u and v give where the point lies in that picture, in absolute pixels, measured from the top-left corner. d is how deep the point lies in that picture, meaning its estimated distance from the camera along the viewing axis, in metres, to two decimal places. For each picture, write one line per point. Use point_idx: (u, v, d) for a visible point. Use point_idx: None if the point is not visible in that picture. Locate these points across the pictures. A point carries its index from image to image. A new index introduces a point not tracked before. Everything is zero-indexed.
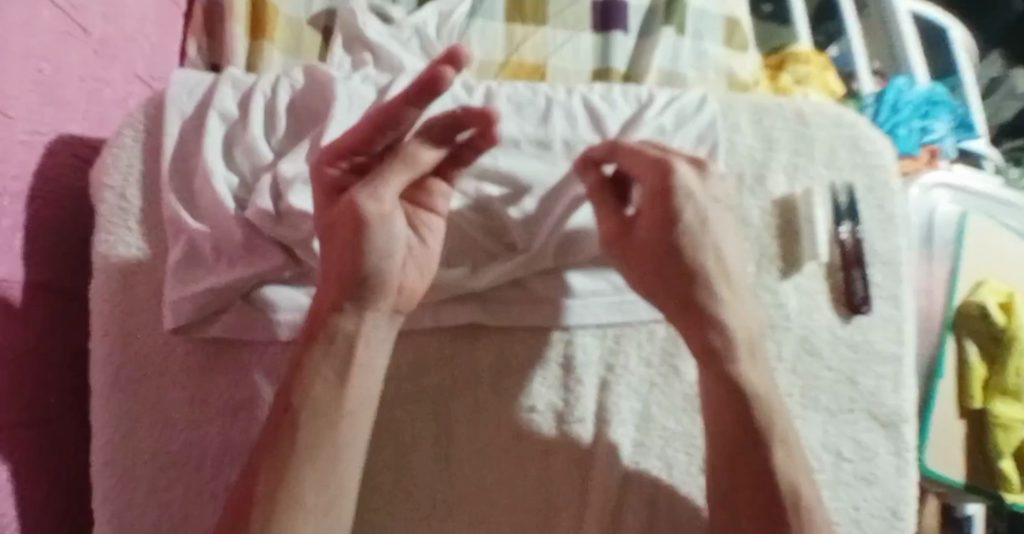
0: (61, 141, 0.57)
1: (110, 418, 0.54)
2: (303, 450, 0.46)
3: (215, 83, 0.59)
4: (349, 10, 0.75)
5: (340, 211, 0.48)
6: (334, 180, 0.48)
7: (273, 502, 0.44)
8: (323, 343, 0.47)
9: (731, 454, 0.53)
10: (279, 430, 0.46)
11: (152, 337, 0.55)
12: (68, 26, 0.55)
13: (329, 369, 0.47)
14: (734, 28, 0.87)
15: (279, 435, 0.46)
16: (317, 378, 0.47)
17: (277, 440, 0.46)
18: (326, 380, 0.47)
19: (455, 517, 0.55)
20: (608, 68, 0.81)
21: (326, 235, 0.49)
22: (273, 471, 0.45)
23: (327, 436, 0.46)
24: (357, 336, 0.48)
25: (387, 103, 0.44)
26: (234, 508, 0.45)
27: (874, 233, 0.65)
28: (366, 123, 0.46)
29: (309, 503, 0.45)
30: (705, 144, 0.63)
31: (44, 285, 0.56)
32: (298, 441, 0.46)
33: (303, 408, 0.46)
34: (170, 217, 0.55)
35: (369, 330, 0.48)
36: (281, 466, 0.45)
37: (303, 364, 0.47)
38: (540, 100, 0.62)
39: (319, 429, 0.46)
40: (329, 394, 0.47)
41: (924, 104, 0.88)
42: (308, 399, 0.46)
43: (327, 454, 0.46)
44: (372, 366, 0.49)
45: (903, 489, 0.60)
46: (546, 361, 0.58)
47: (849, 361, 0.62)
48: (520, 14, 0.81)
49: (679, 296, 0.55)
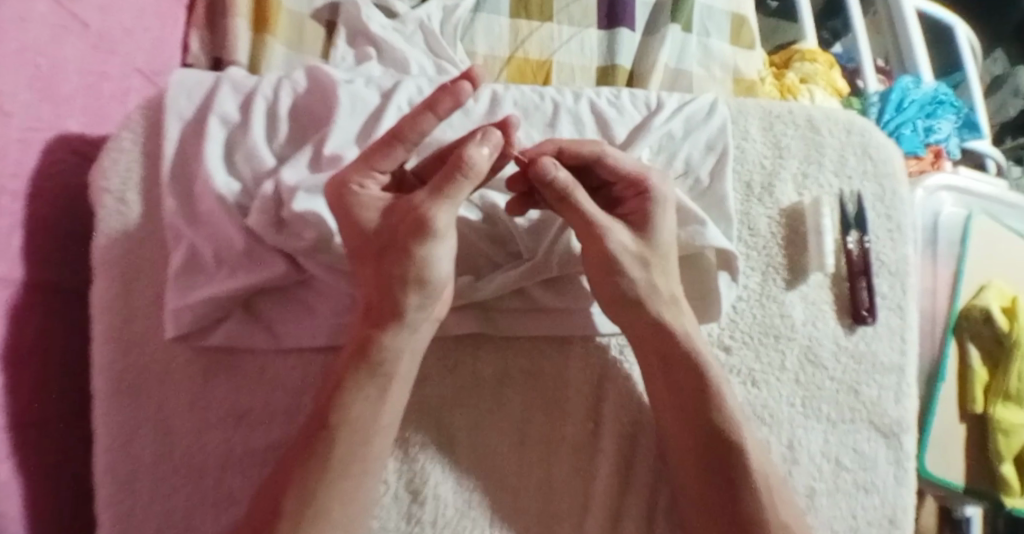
0: (60, 139, 0.55)
1: (111, 425, 0.53)
2: (333, 460, 0.48)
3: (216, 84, 0.58)
4: (353, 5, 0.73)
5: (386, 230, 0.50)
6: (362, 198, 0.51)
7: (304, 506, 0.46)
8: (369, 365, 0.50)
9: (723, 457, 0.54)
10: (315, 444, 0.48)
11: (153, 344, 0.55)
12: (64, 19, 0.53)
13: (372, 387, 0.50)
14: (742, 24, 0.85)
15: (315, 444, 0.48)
16: (357, 399, 0.49)
17: (310, 454, 0.48)
18: (367, 398, 0.50)
19: (458, 524, 0.54)
20: (614, 65, 0.80)
21: (361, 253, 0.51)
22: (303, 490, 0.47)
23: (361, 452, 0.49)
24: (402, 352, 0.51)
25: (405, 117, 0.50)
26: (257, 515, 0.47)
27: (882, 243, 0.64)
28: (384, 142, 0.51)
29: (336, 514, 0.48)
30: (715, 148, 0.62)
31: (44, 286, 0.55)
32: (332, 457, 0.48)
33: (336, 419, 0.49)
34: (170, 223, 0.54)
35: (413, 342, 0.52)
36: (310, 489, 0.47)
37: (344, 385, 0.50)
38: (547, 105, 0.61)
39: (354, 443, 0.49)
40: (367, 413, 0.50)
41: (930, 104, 0.86)
42: (346, 418, 0.49)
43: (354, 465, 0.49)
44: (411, 380, 0.52)
45: (903, 497, 0.60)
46: (548, 371, 0.59)
47: (852, 372, 0.62)
48: (526, 8, 0.80)
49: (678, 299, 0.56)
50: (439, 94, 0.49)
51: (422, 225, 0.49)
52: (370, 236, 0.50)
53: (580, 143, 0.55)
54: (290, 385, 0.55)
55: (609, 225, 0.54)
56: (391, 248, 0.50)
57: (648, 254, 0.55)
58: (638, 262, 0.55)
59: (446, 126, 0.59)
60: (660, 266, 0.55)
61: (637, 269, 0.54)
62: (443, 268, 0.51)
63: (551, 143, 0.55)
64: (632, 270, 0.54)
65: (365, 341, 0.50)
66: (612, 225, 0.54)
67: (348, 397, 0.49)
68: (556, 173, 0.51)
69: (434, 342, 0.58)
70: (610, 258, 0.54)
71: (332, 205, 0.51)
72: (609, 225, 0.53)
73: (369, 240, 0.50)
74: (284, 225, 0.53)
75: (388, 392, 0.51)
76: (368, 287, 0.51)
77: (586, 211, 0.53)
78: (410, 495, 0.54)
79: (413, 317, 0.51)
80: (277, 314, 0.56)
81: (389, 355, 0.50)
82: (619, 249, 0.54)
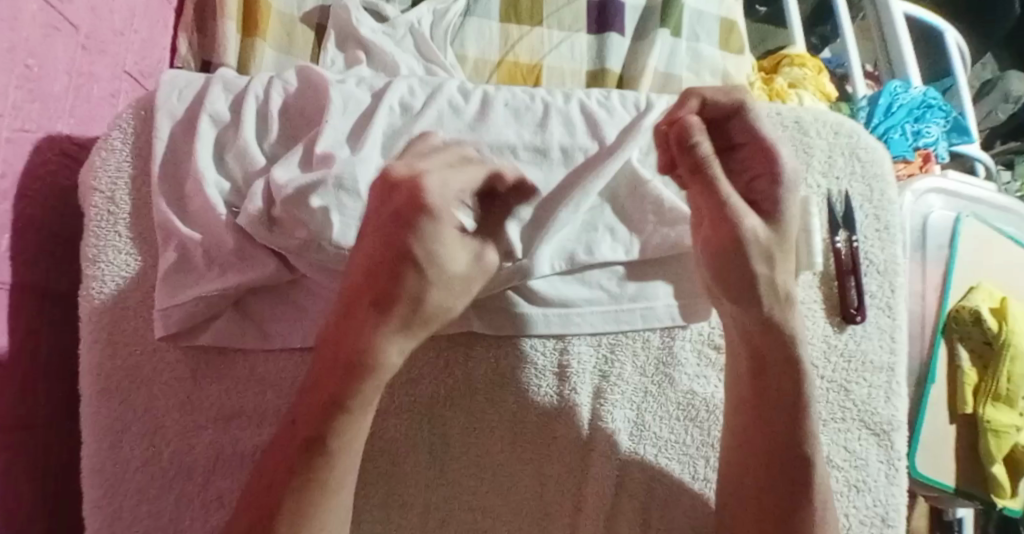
0: (49, 140, 0.55)
1: (99, 428, 0.53)
2: (328, 479, 0.47)
3: (207, 84, 0.58)
4: (343, 7, 0.74)
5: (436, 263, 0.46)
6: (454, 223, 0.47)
7: (298, 517, 0.46)
8: (350, 370, 0.47)
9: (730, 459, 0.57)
10: (300, 458, 0.47)
11: (141, 344, 0.54)
12: (53, 20, 0.53)
13: (358, 400, 0.48)
14: (731, 29, 0.87)
15: (305, 465, 0.46)
16: (355, 420, 0.48)
17: (297, 469, 0.46)
18: (354, 409, 0.48)
19: (451, 522, 0.56)
20: (604, 69, 0.81)
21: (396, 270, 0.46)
22: (296, 508, 0.46)
23: (346, 461, 0.48)
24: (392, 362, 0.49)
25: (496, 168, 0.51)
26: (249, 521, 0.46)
27: (870, 243, 0.65)
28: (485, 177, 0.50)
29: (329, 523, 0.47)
30: (653, 153, 0.63)
31: (31, 287, 0.55)
32: (325, 473, 0.47)
33: (328, 439, 0.47)
34: (161, 223, 0.54)
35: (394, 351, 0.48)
36: (303, 505, 0.46)
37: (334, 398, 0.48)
38: (538, 106, 0.61)
39: (349, 459, 0.48)
40: (352, 422, 0.48)
41: (918, 108, 0.87)
42: (332, 433, 0.47)
43: (345, 474, 0.48)
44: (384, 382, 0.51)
45: (894, 497, 0.61)
46: (540, 368, 0.58)
47: (843, 371, 0.62)
48: (516, 13, 0.80)
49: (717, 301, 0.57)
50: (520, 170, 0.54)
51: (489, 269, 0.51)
52: (400, 241, 0.46)
53: (720, 94, 0.54)
54: (279, 385, 0.55)
55: (743, 211, 0.53)
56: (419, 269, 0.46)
57: (774, 246, 0.55)
58: (763, 254, 0.54)
59: (424, 113, 0.59)
60: (782, 258, 0.56)
61: (762, 262, 0.54)
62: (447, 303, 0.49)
63: (695, 94, 0.54)
64: (757, 263, 0.54)
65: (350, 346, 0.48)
66: (745, 210, 0.53)
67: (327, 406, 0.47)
68: (698, 139, 0.51)
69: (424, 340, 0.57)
70: (726, 234, 0.53)
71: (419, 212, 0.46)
72: (740, 207, 0.53)
73: (393, 250, 0.46)
74: (275, 223, 0.52)
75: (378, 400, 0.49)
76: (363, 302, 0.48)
77: (720, 189, 0.53)
78: (402, 496, 0.55)
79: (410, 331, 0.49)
80: (267, 314, 0.55)
81: (382, 369, 0.48)
82: (752, 235, 0.53)
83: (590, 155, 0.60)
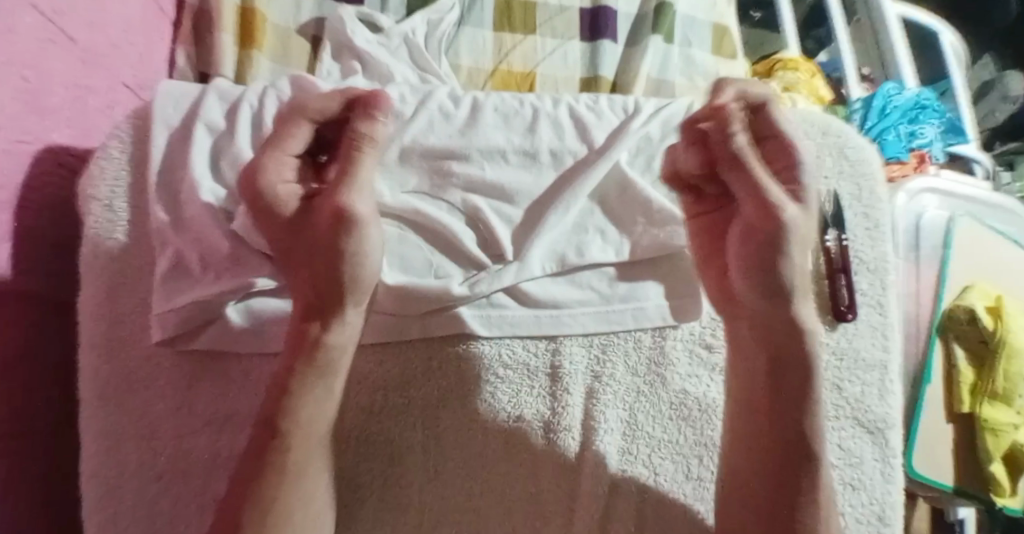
0: (48, 150, 0.56)
1: (98, 431, 0.54)
2: (293, 471, 0.47)
3: (202, 94, 0.60)
4: (337, 19, 0.75)
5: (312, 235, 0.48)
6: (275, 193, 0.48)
7: (268, 514, 0.46)
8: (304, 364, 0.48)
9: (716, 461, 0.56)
10: (267, 454, 0.47)
11: (139, 348, 0.55)
12: (52, 33, 0.54)
13: (316, 392, 0.49)
14: (723, 34, 0.89)
15: (269, 459, 0.47)
16: (307, 403, 0.48)
17: (264, 462, 0.47)
18: (312, 400, 0.48)
19: (444, 523, 0.56)
20: (597, 76, 0.82)
21: (284, 253, 0.49)
22: (257, 502, 0.46)
23: (313, 450, 0.49)
24: (346, 347, 0.50)
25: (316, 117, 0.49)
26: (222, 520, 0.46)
27: (861, 242, 0.65)
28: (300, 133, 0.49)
29: (299, 518, 0.48)
30: (641, 155, 0.64)
31: (30, 294, 0.56)
32: (288, 462, 0.47)
33: (293, 432, 0.48)
34: (158, 230, 0.55)
35: (341, 336, 0.49)
36: (268, 500, 0.46)
37: (290, 389, 0.48)
38: (527, 110, 0.63)
39: (310, 445, 0.48)
40: (316, 414, 0.49)
41: (912, 109, 0.88)
42: (296, 423, 0.48)
43: (313, 467, 0.49)
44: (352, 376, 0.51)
45: (891, 495, 0.60)
46: (534, 370, 0.59)
47: (835, 369, 0.63)
48: (510, 22, 0.82)
49: (729, 300, 0.58)
50: (370, 97, 0.48)
51: (361, 212, 0.47)
52: (270, 227, 0.49)
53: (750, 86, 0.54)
54: None
55: (781, 198, 0.52)
56: (298, 249, 0.49)
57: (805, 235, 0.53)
58: (801, 245, 0.53)
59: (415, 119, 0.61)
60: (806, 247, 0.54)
61: (798, 253, 0.53)
62: (375, 261, 0.50)
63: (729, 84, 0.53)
64: (794, 253, 0.53)
65: (312, 340, 0.48)
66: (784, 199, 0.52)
67: (297, 403, 0.48)
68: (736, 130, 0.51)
69: (416, 342, 0.58)
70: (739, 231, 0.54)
71: (249, 199, 0.48)
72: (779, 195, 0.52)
73: (275, 236, 0.49)
74: None
75: (334, 389, 0.50)
76: (297, 289, 0.50)
77: (757, 177, 0.52)
78: (395, 498, 0.56)
79: (351, 308, 0.50)
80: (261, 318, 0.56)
81: (338, 353, 0.49)
82: (792, 222, 0.52)
83: (579, 158, 0.62)
